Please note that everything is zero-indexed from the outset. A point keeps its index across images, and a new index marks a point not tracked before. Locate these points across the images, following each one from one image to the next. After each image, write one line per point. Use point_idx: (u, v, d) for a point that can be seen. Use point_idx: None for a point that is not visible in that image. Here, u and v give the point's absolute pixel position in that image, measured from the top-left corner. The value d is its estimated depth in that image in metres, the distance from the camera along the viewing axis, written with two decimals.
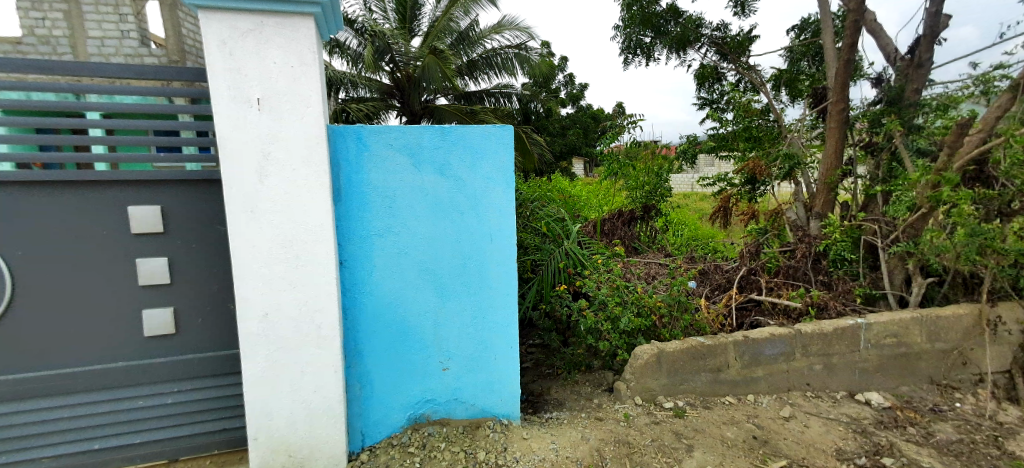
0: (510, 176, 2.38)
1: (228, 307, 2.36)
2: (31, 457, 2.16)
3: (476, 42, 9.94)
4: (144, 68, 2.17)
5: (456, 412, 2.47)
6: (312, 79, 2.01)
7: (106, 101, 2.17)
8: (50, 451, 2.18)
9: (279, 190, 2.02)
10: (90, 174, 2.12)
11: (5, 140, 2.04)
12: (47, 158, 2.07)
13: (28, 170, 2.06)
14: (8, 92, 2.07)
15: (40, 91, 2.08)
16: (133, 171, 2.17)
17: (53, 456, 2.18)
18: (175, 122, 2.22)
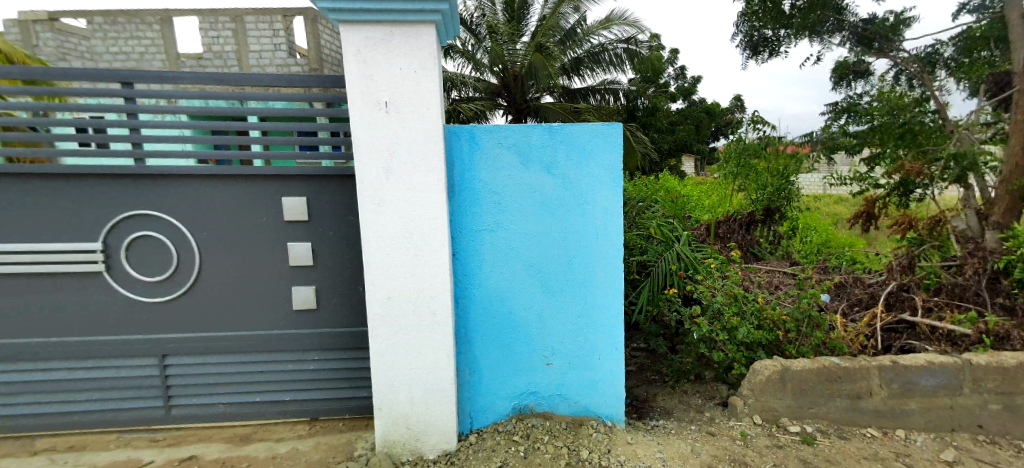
0: (618, 174, 2.31)
1: (358, 290, 2.59)
2: (211, 401, 2.60)
3: (583, 39, 9.79)
4: (293, 76, 2.42)
5: (560, 408, 2.47)
6: (432, 83, 2.13)
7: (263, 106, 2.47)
8: (224, 398, 2.60)
9: (402, 185, 2.17)
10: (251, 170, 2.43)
11: (190, 141, 2.41)
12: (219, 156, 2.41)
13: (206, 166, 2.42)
14: (191, 100, 2.43)
15: (214, 99, 2.42)
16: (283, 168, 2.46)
17: (226, 403, 2.61)
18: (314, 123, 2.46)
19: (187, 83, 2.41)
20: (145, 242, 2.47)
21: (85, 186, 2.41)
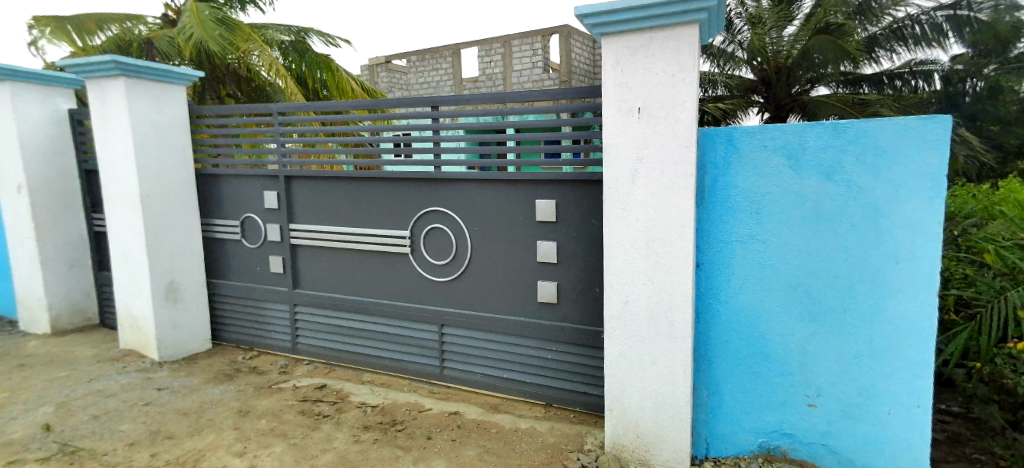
0: (938, 183, 1.79)
1: (596, 291, 2.71)
2: (471, 369, 3.09)
3: (882, 13, 8.12)
4: (549, 91, 2.63)
5: (824, 460, 2.10)
6: (691, 84, 2.03)
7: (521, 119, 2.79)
8: (482, 369, 3.07)
9: (649, 191, 2.16)
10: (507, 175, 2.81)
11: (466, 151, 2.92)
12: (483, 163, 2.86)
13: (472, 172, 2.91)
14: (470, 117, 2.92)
15: (486, 115, 2.86)
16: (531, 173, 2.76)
17: (482, 373, 3.07)
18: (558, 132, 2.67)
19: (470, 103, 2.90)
20: (435, 232, 3.10)
21: (403, 186, 3.15)
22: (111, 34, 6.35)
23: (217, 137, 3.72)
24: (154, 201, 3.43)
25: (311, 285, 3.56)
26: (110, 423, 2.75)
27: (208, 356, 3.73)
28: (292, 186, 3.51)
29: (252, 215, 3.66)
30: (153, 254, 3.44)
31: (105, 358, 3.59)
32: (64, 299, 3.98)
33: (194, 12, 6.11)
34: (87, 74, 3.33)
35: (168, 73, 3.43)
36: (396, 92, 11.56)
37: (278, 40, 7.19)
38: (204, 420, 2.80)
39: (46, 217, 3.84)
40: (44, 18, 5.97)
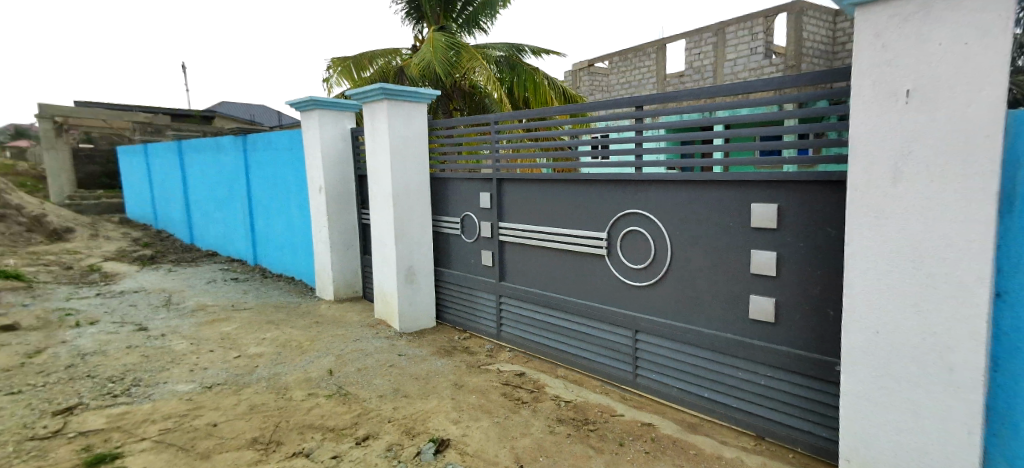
0: None
1: (829, 313, 2.28)
2: (668, 382, 2.93)
3: None
4: (768, 79, 2.32)
5: None
6: (999, 52, 1.52)
7: (732, 114, 2.50)
8: (680, 383, 2.87)
9: (917, 195, 1.71)
10: (711, 176, 2.60)
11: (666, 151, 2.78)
12: (684, 164, 2.70)
13: (673, 173, 2.78)
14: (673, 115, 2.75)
15: (691, 112, 2.66)
16: (740, 173, 2.49)
17: (681, 387, 2.87)
18: (778, 128, 2.29)
19: (673, 101, 2.74)
20: (634, 235, 3.04)
21: (603, 188, 3.17)
22: (377, 67, 7.85)
23: (446, 146, 4.32)
24: (402, 200, 4.19)
25: (515, 279, 3.86)
26: (367, 376, 3.45)
27: (434, 332, 4.38)
28: (503, 189, 3.86)
29: (470, 213, 4.16)
30: (399, 244, 4.20)
31: (364, 323, 4.52)
32: (342, 274, 5.18)
33: (430, 41, 7.30)
34: (365, 99, 4.22)
35: (417, 95, 4.11)
36: (599, 94, 11.70)
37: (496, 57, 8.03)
38: (429, 386, 3.30)
39: (334, 211, 5.05)
40: (336, 59, 7.85)
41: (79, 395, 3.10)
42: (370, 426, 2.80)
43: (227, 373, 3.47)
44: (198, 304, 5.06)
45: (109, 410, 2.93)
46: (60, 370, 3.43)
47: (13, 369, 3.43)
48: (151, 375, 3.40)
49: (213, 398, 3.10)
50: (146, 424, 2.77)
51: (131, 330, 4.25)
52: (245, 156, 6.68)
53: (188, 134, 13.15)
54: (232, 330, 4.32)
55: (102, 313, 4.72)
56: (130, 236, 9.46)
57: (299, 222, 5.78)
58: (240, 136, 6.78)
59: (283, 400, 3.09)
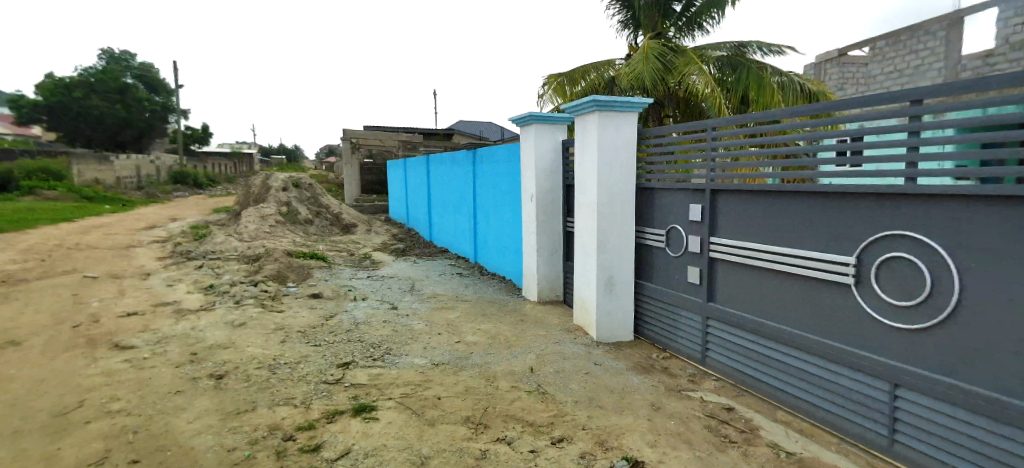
0: None
1: None
2: (942, 460, 2.22)
3: None
4: None
5: None
6: None
7: None
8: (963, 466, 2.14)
9: None
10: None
11: (954, 158, 2.11)
12: (986, 174, 2.00)
13: (966, 186, 2.09)
14: (970, 110, 2.07)
15: (1002, 104, 1.96)
16: None
17: None
18: None
19: (974, 91, 2.06)
20: (899, 261, 2.37)
21: (852, 203, 2.59)
22: (590, 79, 8.08)
23: (656, 156, 4.17)
24: (607, 211, 4.18)
25: (725, 301, 3.47)
26: (565, 380, 3.55)
27: (632, 345, 4.26)
28: (717, 201, 3.51)
29: (676, 226, 3.90)
30: (600, 254, 4.21)
31: (565, 328, 4.68)
32: (546, 277, 5.48)
33: (643, 51, 7.41)
34: (578, 112, 4.35)
35: (628, 104, 4.05)
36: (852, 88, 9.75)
37: (716, 56, 7.59)
38: (625, 402, 3.21)
39: (542, 218, 5.38)
40: (553, 75, 8.39)
41: (351, 354, 4.00)
42: (565, 429, 2.86)
43: (450, 355, 4.01)
44: (432, 292, 5.99)
45: (369, 370, 3.69)
46: (342, 333, 4.48)
47: (316, 327, 4.62)
48: (396, 347, 4.16)
49: (438, 375, 3.61)
50: (391, 387, 3.40)
51: (387, 308, 5.28)
52: (475, 168, 7.67)
53: (435, 148, 15.73)
54: (456, 318, 4.97)
55: (370, 291, 5.99)
56: (390, 231, 11.80)
57: (513, 227, 6.33)
58: (471, 150, 7.82)
59: (491, 388, 3.40)
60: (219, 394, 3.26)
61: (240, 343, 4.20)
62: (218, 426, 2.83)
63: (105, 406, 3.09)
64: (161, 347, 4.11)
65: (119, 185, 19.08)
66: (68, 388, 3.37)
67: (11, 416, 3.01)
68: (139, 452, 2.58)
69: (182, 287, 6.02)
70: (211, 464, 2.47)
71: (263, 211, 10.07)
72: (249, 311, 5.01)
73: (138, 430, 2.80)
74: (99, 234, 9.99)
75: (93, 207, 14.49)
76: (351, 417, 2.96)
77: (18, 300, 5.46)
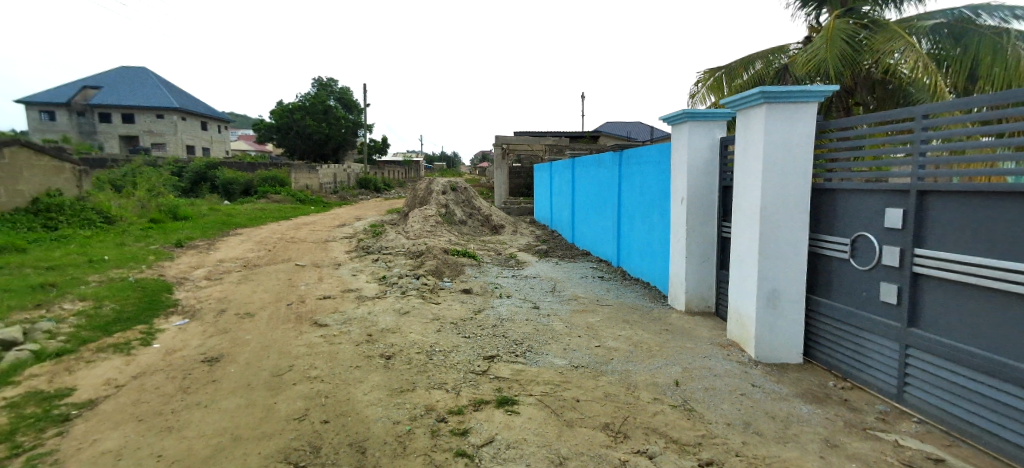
0: None
1: None
2: None
3: None
4: None
5: None
6: None
7: None
8: None
9: None
10: None
11: None
12: None
13: None
14: None
15: None
16: None
17: None
18: None
19: None
20: None
21: None
22: (754, 71, 7.29)
23: (839, 151, 3.57)
24: (773, 214, 3.71)
25: (935, 328, 2.81)
26: (716, 398, 3.25)
27: (799, 369, 3.72)
28: (926, 204, 2.85)
29: (866, 233, 3.28)
30: (763, 263, 3.76)
31: (716, 342, 4.30)
32: (695, 286, 5.10)
33: (826, 33, 6.40)
34: (742, 106, 3.95)
35: (805, 93, 3.54)
36: None
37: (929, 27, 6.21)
38: (790, 432, 2.81)
39: (694, 221, 5.01)
40: (709, 70, 7.78)
41: (497, 348, 4.22)
42: (715, 452, 2.61)
43: (590, 358, 3.97)
44: (574, 294, 6.01)
45: (512, 365, 3.85)
46: (488, 328, 4.75)
47: (466, 320, 4.98)
48: (537, 345, 4.27)
49: (577, 377, 3.60)
50: (532, 383, 3.50)
51: (530, 307, 5.45)
52: (620, 171, 7.48)
53: (581, 150, 15.77)
54: (597, 322, 4.91)
55: (514, 290, 6.25)
56: (535, 233, 12.17)
57: (659, 232, 6.02)
58: (617, 152, 7.65)
59: (632, 397, 3.27)
60: (387, 372, 3.72)
61: (404, 329, 4.73)
62: (386, 400, 3.23)
63: (306, 372, 3.75)
64: (346, 326, 4.84)
65: (321, 190, 23.01)
66: (281, 354, 4.17)
67: (244, 372, 3.84)
68: (327, 413, 3.07)
69: (362, 276, 7.01)
70: (379, 432, 2.83)
71: (426, 213, 11.20)
72: (412, 301, 5.62)
73: (327, 394, 3.35)
74: (306, 230, 12.16)
75: (303, 207, 17.72)
76: (495, 407, 3.12)
77: (253, 281, 6.94)
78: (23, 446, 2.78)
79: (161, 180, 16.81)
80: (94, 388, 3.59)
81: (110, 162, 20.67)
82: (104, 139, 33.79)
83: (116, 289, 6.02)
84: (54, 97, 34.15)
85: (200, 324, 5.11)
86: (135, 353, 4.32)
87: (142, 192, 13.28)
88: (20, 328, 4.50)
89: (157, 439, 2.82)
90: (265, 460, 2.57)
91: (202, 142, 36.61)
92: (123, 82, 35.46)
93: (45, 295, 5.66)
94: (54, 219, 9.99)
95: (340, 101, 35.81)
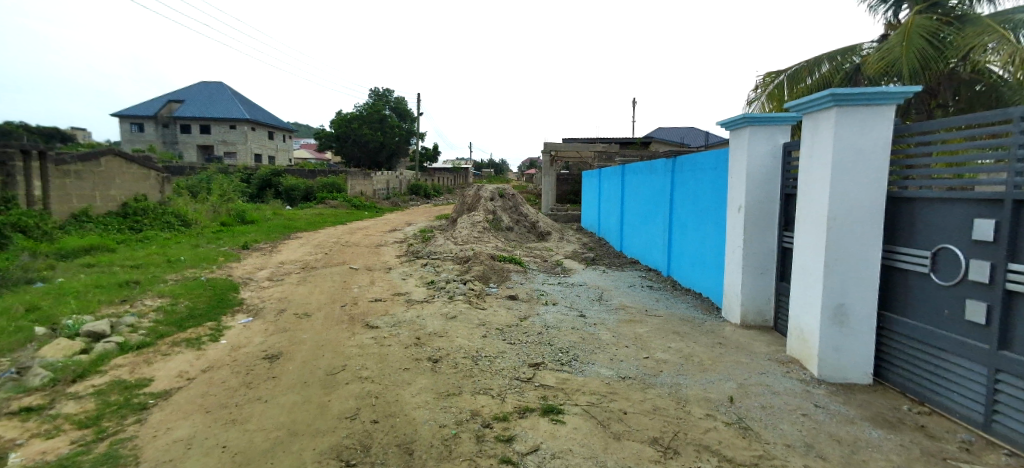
0: None
1: None
2: None
3: None
4: None
5: None
6: None
7: None
8: None
9: None
10: None
11: None
12: None
13: None
14: None
15: None
16: None
17: None
18: None
19: None
20: None
21: None
22: (820, 74, 6.90)
23: (918, 157, 3.30)
24: (842, 224, 3.48)
25: None
26: (774, 418, 3.07)
27: (868, 391, 3.45)
28: (1023, 215, 2.58)
29: (950, 246, 3.01)
30: (830, 275, 3.53)
31: (774, 358, 4.07)
32: (752, 299, 4.85)
33: (903, 30, 5.96)
34: (809, 109, 3.74)
35: (881, 95, 3.30)
36: None
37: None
38: (858, 458, 2.61)
39: (752, 231, 4.78)
40: (770, 74, 7.43)
41: (542, 356, 4.19)
42: None
43: (638, 370, 3.87)
44: (621, 303, 5.88)
45: (557, 373, 3.81)
46: (534, 335, 4.73)
47: (512, 327, 4.99)
48: (583, 355, 4.21)
49: (624, 389, 3.51)
50: (578, 393, 3.44)
51: (576, 315, 5.38)
52: (673, 178, 7.27)
53: (630, 157, 15.49)
54: (645, 332, 4.78)
55: (560, 297, 6.20)
56: (582, 240, 12.04)
57: (713, 241, 5.79)
58: (669, 159, 7.45)
59: (683, 412, 3.15)
60: (434, 375, 3.78)
61: (451, 333, 4.80)
62: (433, 403, 3.28)
63: (357, 372, 3.88)
64: (395, 329, 4.97)
65: (375, 196, 23.84)
66: (335, 354, 4.33)
67: (301, 370, 4.01)
68: (377, 413, 3.16)
69: (412, 281, 7.19)
70: (426, 434, 2.88)
71: (474, 219, 11.35)
72: (459, 306, 5.70)
73: (377, 395, 3.44)
74: (360, 235, 12.62)
75: (357, 213, 18.42)
76: (540, 416, 3.09)
77: (311, 283, 7.27)
78: (107, 431, 3.03)
79: (231, 186, 17.98)
80: (168, 379, 3.87)
81: (188, 169, 22.35)
82: (183, 148, 36.61)
83: (190, 287, 6.48)
84: (142, 111, 37.40)
85: (263, 323, 5.41)
86: (205, 347, 4.63)
87: (214, 197, 14.26)
88: (107, 321, 4.93)
89: (222, 430, 3.00)
90: (318, 456, 2.67)
91: (268, 151, 38.92)
92: (201, 96, 38.35)
93: (129, 292, 6.18)
94: (139, 222, 10.91)
95: (394, 111, 37.06)
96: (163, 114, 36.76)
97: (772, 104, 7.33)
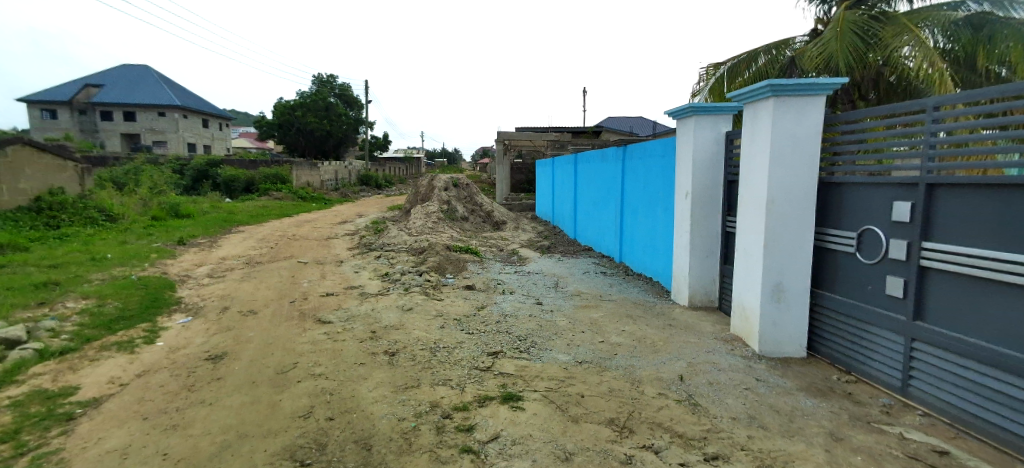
0: None
1: None
2: None
3: None
4: None
5: None
6: None
7: None
8: None
9: None
10: None
11: None
12: None
13: None
14: None
15: None
16: None
17: None
18: None
19: None
20: None
21: None
22: (757, 67, 7.25)
23: (844, 144, 3.57)
24: (779, 207, 3.70)
25: (944, 322, 2.78)
26: (721, 393, 3.25)
27: (803, 364, 3.72)
28: (934, 197, 2.84)
29: (874, 227, 3.26)
30: (769, 257, 3.75)
31: (719, 337, 4.29)
32: (699, 281, 5.09)
33: (837, 25, 6.34)
34: (750, 98, 3.93)
35: (815, 86, 3.51)
36: None
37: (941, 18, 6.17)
38: (795, 426, 2.80)
39: (698, 216, 5.00)
40: (713, 66, 7.71)
41: (501, 345, 4.22)
42: (720, 447, 2.61)
43: (594, 354, 3.98)
44: (576, 290, 6.01)
45: (516, 361, 3.85)
46: (492, 323, 4.76)
47: (470, 317, 4.98)
48: (541, 342, 4.27)
49: (582, 373, 3.60)
50: (537, 379, 3.49)
51: (532, 303, 5.45)
52: (624, 166, 7.46)
53: (583, 146, 15.72)
54: (600, 317, 4.91)
55: (517, 286, 6.24)
56: (536, 228, 12.16)
57: (663, 227, 6.01)
58: (620, 147, 7.63)
59: (637, 392, 3.27)
60: (393, 369, 3.72)
61: (408, 325, 4.74)
62: (391, 397, 3.24)
63: (310, 369, 3.76)
64: (350, 323, 4.85)
65: (323, 187, 23.04)
66: (286, 352, 4.18)
67: (249, 369, 3.84)
68: (333, 410, 3.08)
69: (366, 273, 7.03)
70: (384, 428, 2.84)
71: (427, 209, 11.19)
72: (416, 298, 5.63)
73: (332, 391, 3.35)
74: (307, 227, 12.15)
75: (304, 204, 17.75)
76: (500, 404, 3.12)
77: (256, 278, 6.95)
78: (27, 445, 2.78)
79: (162, 178, 16.80)
80: (98, 386, 3.60)
81: (111, 160, 20.62)
82: (105, 137, 33.84)
83: (119, 287, 6.03)
84: (55, 96, 34.07)
85: (204, 322, 5.12)
86: (139, 350, 4.33)
87: (144, 190, 13.31)
88: (23, 326, 4.51)
89: (162, 437, 2.83)
90: (270, 458, 2.58)
91: (203, 140, 36.62)
92: (123, 80, 35.41)
93: (47, 294, 5.67)
94: (57, 217, 9.98)
95: (341, 98, 35.80)
96: (80, 99, 33.73)
97: (714, 96, 7.59)
